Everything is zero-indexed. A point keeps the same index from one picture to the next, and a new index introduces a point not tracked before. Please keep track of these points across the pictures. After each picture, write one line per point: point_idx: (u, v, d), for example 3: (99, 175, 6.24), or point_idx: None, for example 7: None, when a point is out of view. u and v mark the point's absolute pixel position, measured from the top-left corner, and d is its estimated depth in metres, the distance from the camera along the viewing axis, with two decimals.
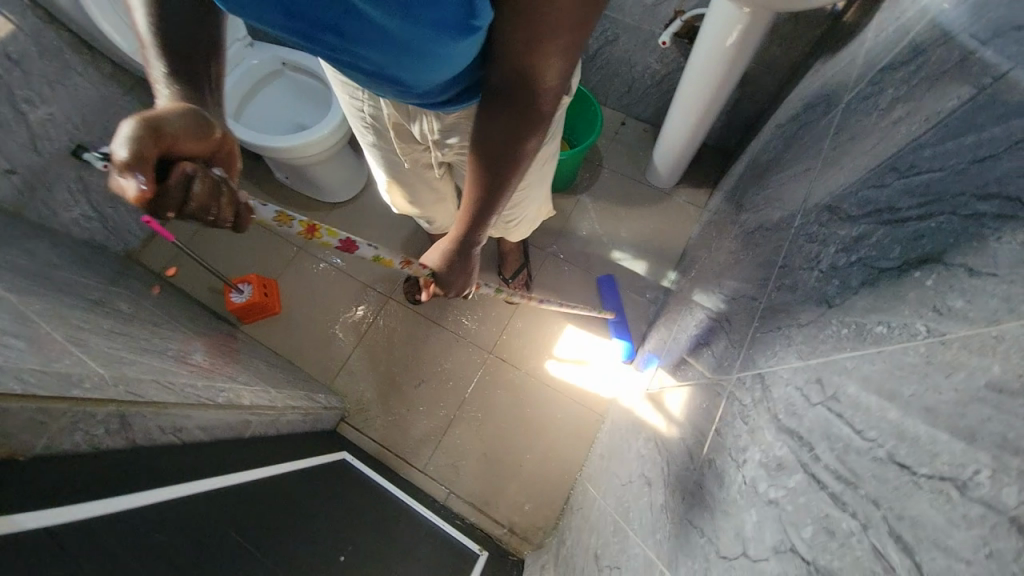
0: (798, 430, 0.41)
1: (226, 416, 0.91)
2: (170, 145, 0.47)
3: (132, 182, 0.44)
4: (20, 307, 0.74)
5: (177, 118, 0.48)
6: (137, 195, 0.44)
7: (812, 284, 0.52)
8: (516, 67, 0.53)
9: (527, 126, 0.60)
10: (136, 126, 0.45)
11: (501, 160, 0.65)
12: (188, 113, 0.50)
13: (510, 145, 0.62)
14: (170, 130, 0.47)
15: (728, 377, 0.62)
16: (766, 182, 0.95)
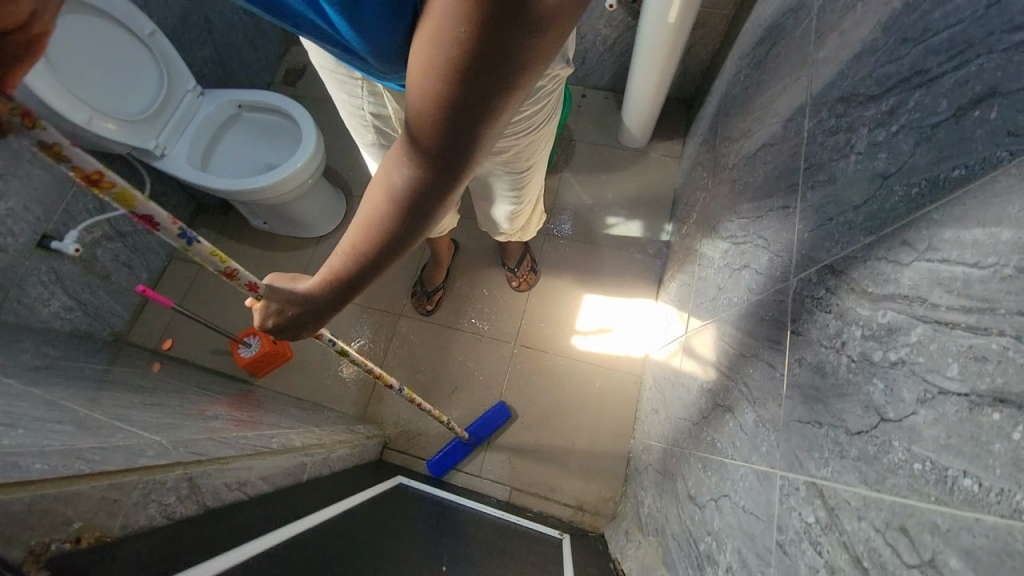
0: (900, 292, 0.42)
1: (283, 462, 0.87)
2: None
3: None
4: (47, 399, 0.69)
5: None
6: None
7: (855, 169, 0.54)
8: (431, 119, 0.38)
9: (436, 191, 0.46)
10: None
11: (399, 226, 0.49)
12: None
13: (412, 208, 0.47)
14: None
15: (785, 283, 0.64)
16: (751, 105, 0.99)
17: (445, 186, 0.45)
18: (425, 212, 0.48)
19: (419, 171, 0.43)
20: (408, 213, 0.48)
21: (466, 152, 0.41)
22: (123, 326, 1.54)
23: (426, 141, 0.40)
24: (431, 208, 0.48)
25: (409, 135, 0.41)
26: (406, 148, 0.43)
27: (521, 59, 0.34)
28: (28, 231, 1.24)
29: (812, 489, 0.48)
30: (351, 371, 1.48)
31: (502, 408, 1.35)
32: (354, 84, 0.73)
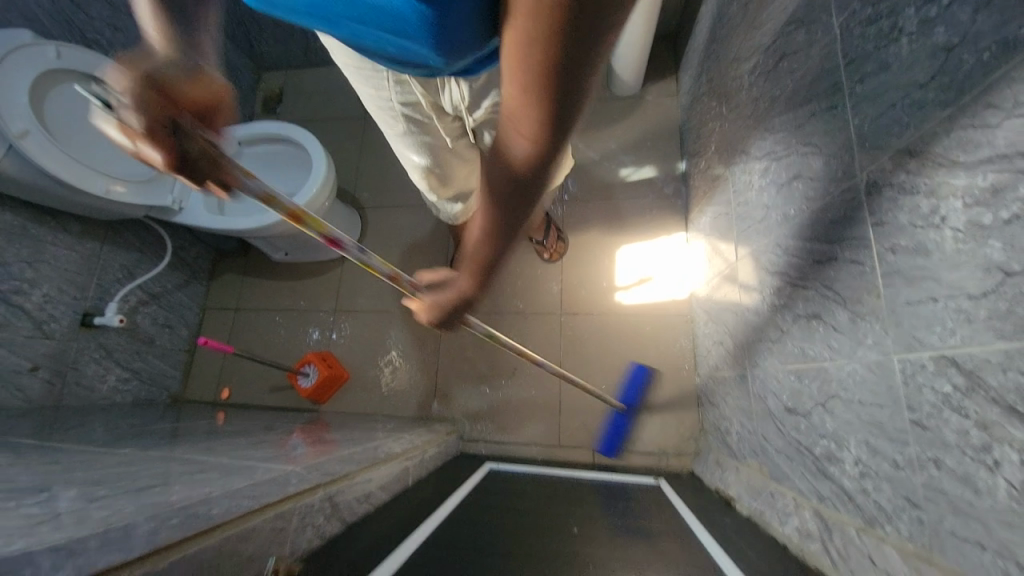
0: (998, 153, 0.44)
1: (391, 470, 0.90)
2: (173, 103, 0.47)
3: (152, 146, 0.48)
4: (171, 457, 0.72)
5: (176, 71, 0.47)
6: (162, 163, 0.49)
7: (910, 50, 0.55)
8: (527, 103, 0.39)
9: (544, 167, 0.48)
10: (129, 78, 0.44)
11: (521, 206, 0.54)
12: (182, 65, 0.48)
13: (522, 186, 0.50)
14: (163, 86, 0.46)
15: (853, 178, 0.65)
16: (756, 20, 0.98)
17: (549, 159, 0.47)
18: (536, 188, 0.51)
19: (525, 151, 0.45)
20: (520, 194, 0.51)
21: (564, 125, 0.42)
22: (177, 387, 1.57)
23: (527, 121, 0.42)
24: (541, 180, 0.50)
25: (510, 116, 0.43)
26: (508, 128, 0.45)
27: (602, 25, 0.32)
28: (70, 313, 1.25)
29: (942, 361, 0.50)
30: (408, 376, 1.51)
31: (643, 370, 1.34)
32: (380, 77, 0.80)
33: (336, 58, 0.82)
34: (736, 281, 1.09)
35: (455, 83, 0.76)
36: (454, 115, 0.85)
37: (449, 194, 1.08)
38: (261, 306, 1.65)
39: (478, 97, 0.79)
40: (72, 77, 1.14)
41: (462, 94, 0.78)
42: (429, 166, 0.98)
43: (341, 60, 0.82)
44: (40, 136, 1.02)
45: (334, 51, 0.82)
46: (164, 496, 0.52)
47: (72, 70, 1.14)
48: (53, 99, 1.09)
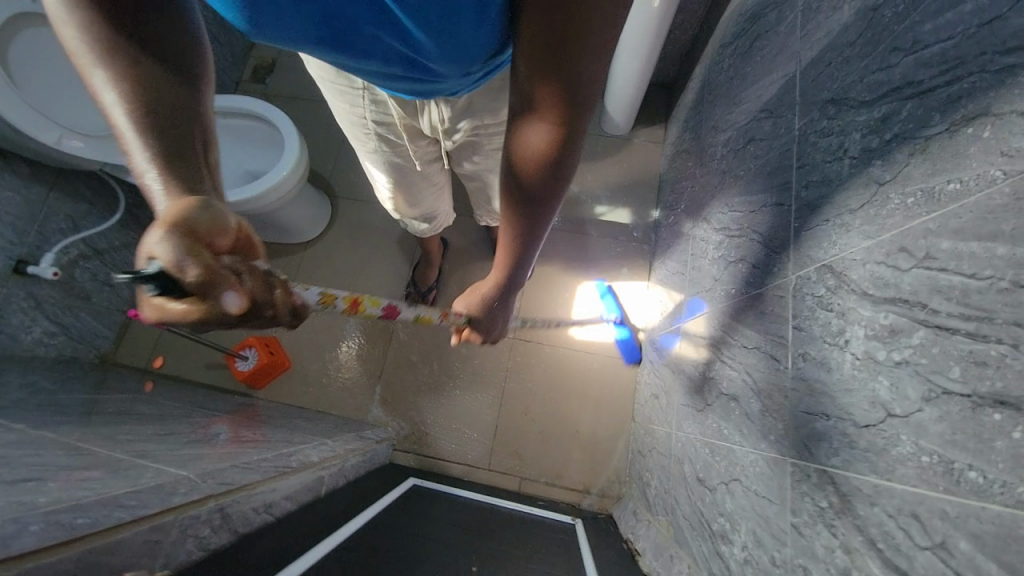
0: (899, 297, 0.46)
1: (303, 480, 0.88)
2: (210, 247, 0.42)
3: (232, 298, 0.43)
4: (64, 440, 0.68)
5: (210, 215, 0.42)
6: (241, 307, 0.44)
7: (850, 173, 0.57)
8: (550, 76, 0.46)
9: (566, 149, 0.53)
10: (173, 238, 0.40)
11: (545, 197, 0.58)
12: (202, 207, 0.42)
13: (546, 172, 0.55)
14: (203, 233, 0.41)
15: (784, 278, 0.68)
16: (738, 97, 1.00)
17: (573, 141, 0.52)
18: (563, 171, 0.55)
19: (551, 132, 0.51)
20: (547, 182, 0.56)
21: (585, 92, 0.47)
22: (108, 348, 1.50)
23: (550, 98, 0.48)
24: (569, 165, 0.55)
25: (534, 99, 0.49)
26: (533, 110, 0.50)
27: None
28: (3, 257, 1.18)
29: (824, 476, 0.52)
30: (350, 375, 1.49)
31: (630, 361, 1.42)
32: (356, 94, 0.78)
33: (311, 70, 0.80)
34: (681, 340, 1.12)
35: (434, 107, 0.75)
36: (431, 137, 0.84)
37: (415, 210, 1.11)
38: None
39: (456, 121, 0.78)
40: (44, 23, 1.12)
41: (440, 117, 0.77)
42: (396, 183, 1.00)
43: (315, 72, 0.80)
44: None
45: (310, 64, 0.80)
46: (32, 496, 0.50)
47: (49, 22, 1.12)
48: (21, 49, 1.07)
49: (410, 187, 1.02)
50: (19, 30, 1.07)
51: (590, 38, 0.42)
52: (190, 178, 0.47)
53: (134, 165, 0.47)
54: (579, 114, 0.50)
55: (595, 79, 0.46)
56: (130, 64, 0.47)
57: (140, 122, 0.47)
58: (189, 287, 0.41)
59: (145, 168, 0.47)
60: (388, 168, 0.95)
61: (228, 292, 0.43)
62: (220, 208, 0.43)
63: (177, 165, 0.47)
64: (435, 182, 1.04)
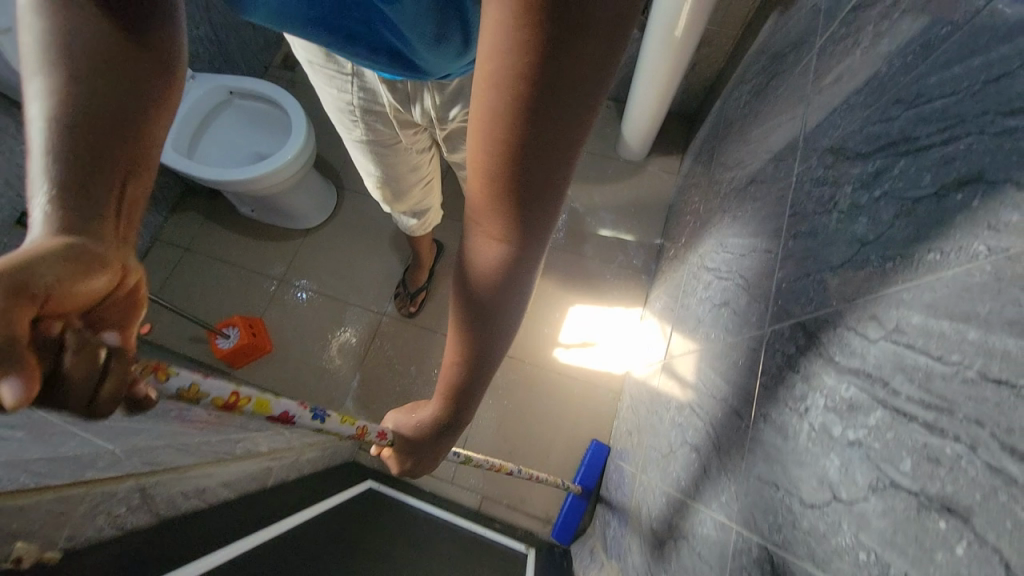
0: (863, 369, 0.42)
1: (247, 469, 0.86)
2: (40, 301, 0.37)
3: (10, 384, 0.31)
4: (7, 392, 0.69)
5: (58, 266, 0.39)
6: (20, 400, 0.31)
7: (836, 227, 0.53)
8: (495, 195, 0.37)
9: (519, 268, 0.44)
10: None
11: (491, 314, 0.49)
12: (59, 257, 0.40)
13: (496, 288, 0.46)
14: (37, 286, 0.37)
15: (760, 331, 0.63)
16: (748, 136, 0.97)
17: (527, 261, 0.44)
18: (515, 290, 0.47)
19: (500, 252, 0.42)
20: (497, 297, 0.47)
21: (537, 218, 0.39)
22: None
23: (499, 219, 0.39)
24: (523, 283, 0.47)
25: (479, 219, 0.41)
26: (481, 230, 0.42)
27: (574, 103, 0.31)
28: (8, 207, 1.21)
29: (764, 554, 0.48)
30: (329, 367, 1.48)
31: (555, 539, 1.23)
32: (344, 78, 0.78)
33: (299, 54, 0.80)
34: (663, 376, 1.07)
35: (427, 92, 0.73)
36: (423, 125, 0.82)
37: (403, 205, 1.10)
38: (211, 254, 1.61)
39: (449, 107, 0.76)
40: None
41: (433, 103, 0.75)
42: (384, 176, 0.99)
43: (303, 56, 0.80)
44: (19, 37, 1.07)
45: (296, 49, 0.80)
46: None
47: None
48: None
49: (398, 181, 1.01)
50: None
51: (543, 160, 0.34)
52: (90, 215, 0.44)
53: (30, 179, 0.44)
54: (533, 237, 0.41)
55: (549, 202, 0.38)
56: (68, 60, 0.45)
57: (54, 138, 0.44)
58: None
59: (38, 185, 0.44)
60: (376, 159, 0.94)
61: (12, 377, 0.31)
62: (84, 256, 0.42)
63: (72, 196, 0.44)
64: (424, 173, 1.03)
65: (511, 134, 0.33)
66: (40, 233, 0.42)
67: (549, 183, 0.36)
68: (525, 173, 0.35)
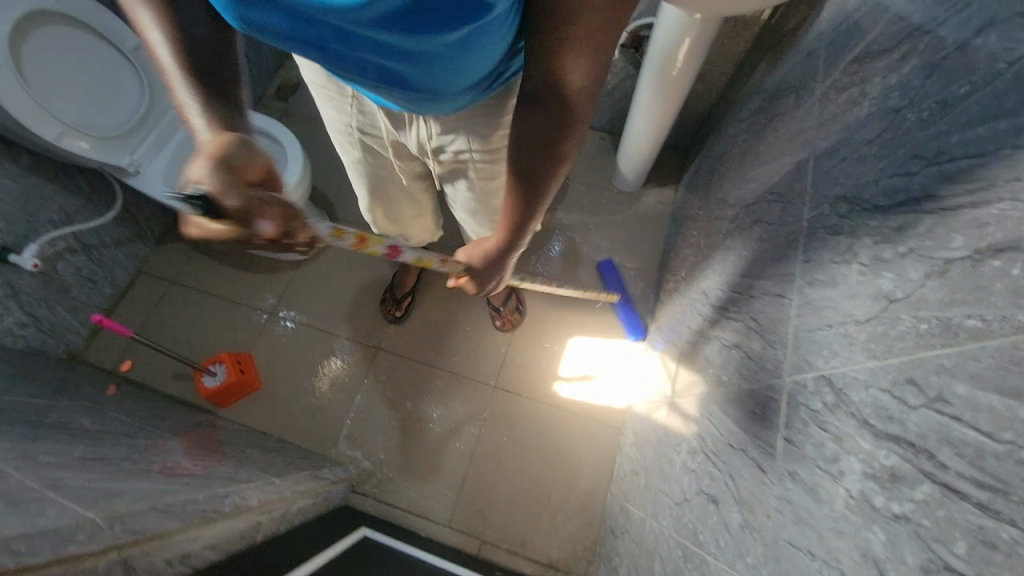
0: (904, 437, 0.41)
1: (236, 527, 0.80)
2: (232, 170, 0.60)
3: (266, 223, 0.60)
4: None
5: (245, 151, 0.62)
6: (275, 232, 0.62)
7: (858, 279, 0.53)
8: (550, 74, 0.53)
9: (564, 135, 0.60)
10: (212, 163, 0.59)
11: (543, 173, 0.65)
12: (237, 141, 0.62)
13: (545, 153, 0.62)
14: (230, 160, 0.60)
15: (778, 380, 0.62)
16: (748, 174, 0.97)
17: (570, 130, 0.59)
18: (563, 153, 0.62)
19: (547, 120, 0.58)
20: (548, 158, 0.62)
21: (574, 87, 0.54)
22: (78, 344, 1.46)
23: (548, 91, 0.54)
24: (567, 148, 0.62)
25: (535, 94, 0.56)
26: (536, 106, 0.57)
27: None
28: None
29: None
30: (321, 403, 1.43)
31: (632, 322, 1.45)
32: (346, 101, 0.83)
33: (306, 74, 0.84)
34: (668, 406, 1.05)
35: (423, 121, 0.77)
36: (418, 152, 0.86)
37: (391, 224, 1.14)
38: (200, 287, 1.56)
39: (443, 138, 0.81)
40: (53, 18, 1.12)
41: (430, 133, 0.79)
42: (377, 194, 1.03)
43: (309, 75, 0.84)
44: (5, 68, 1.02)
45: (303, 66, 0.83)
46: None
47: (57, 14, 1.13)
48: (33, 43, 1.09)
49: (389, 199, 1.05)
50: (35, 21, 1.09)
51: (582, 28, 0.48)
52: (227, 116, 0.66)
53: (186, 108, 0.65)
54: (577, 104, 0.56)
55: (585, 69, 0.52)
56: (190, 65, 0.64)
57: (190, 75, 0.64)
58: (230, 208, 0.59)
59: (190, 103, 0.65)
60: (370, 176, 0.99)
61: (264, 217, 0.60)
62: (251, 145, 0.63)
63: (218, 108, 0.65)
64: (412, 198, 1.07)
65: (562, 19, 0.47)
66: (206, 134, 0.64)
67: (584, 53, 0.50)
68: (565, 45, 0.49)
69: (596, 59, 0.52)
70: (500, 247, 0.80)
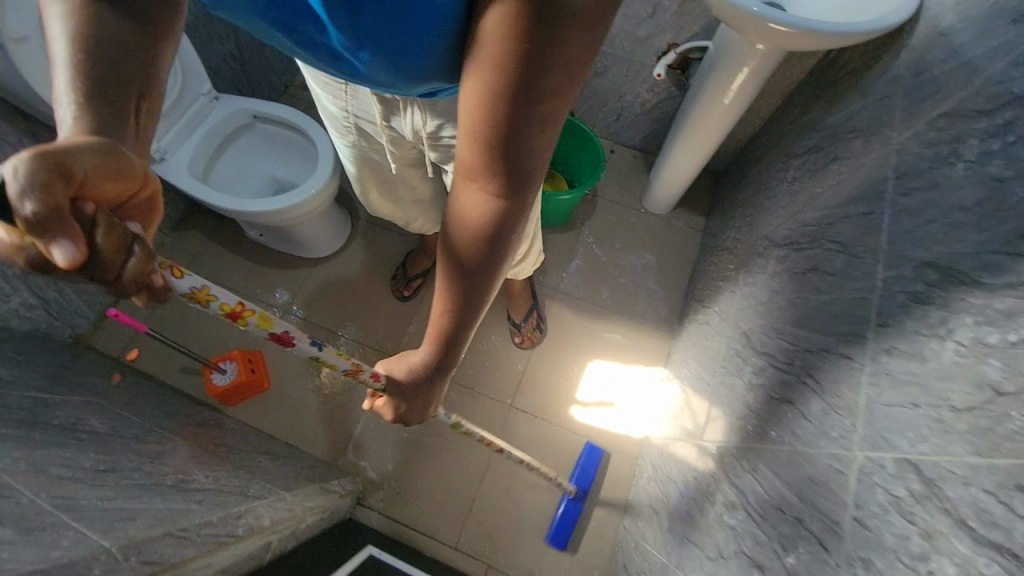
0: (1010, 548, 0.39)
1: (246, 551, 0.76)
2: (77, 183, 0.41)
3: (61, 248, 0.37)
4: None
5: (99, 159, 0.42)
6: (68, 263, 0.37)
7: (953, 360, 0.49)
8: (484, 145, 0.46)
9: (510, 218, 0.52)
10: (33, 159, 0.38)
11: (479, 265, 0.55)
12: (100, 146, 0.43)
13: (489, 239, 0.53)
14: (74, 166, 0.40)
15: (846, 452, 0.58)
16: (800, 215, 0.93)
17: (511, 211, 0.52)
18: (502, 239, 0.54)
19: (486, 198, 0.50)
20: (485, 245, 0.54)
21: (515, 168, 0.47)
22: (85, 329, 1.42)
23: (485, 166, 0.48)
24: (509, 236, 0.54)
25: (471, 170, 0.50)
26: (474, 181, 0.50)
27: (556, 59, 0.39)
28: None
29: None
30: (331, 409, 1.38)
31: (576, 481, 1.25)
32: (338, 86, 0.83)
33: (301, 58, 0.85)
34: (696, 444, 1.02)
35: (414, 109, 0.76)
36: (412, 141, 0.84)
37: (392, 207, 1.14)
38: (212, 277, 1.52)
39: (434, 128, 0.78)
40: None
41: (424, 122, 0.77)
42: (379, 179, 1.04)
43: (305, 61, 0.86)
44: (35, 46, 0.99)
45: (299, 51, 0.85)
46: None
47: None
48: None
49: (390, 184, 1.06)
50: None
51: (525, 106, 0.42)
52: (115, 125, 0.51)
53: (57, 96, 0.50)
54: (518, 187, 0.50)
55: (528, 149, 0.46)
56: (84, 48, 0.50)
57: (75, 56, 0.50)
58: (23, 219, 0.36)
59: (63, 94, 0.50)
60: (366, 161, 0.99)
61: (64, 239, 0.37)
62: (118, 155, 0.44)
63: (100, 106, 0.50)
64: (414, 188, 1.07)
65: (501, 93, 0.41)
66: (68, 133, 0.49)
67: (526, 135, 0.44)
68: (505, 121, 0.43)
69: (540, 142, 0.46)
70: (429, 364, 0.65)
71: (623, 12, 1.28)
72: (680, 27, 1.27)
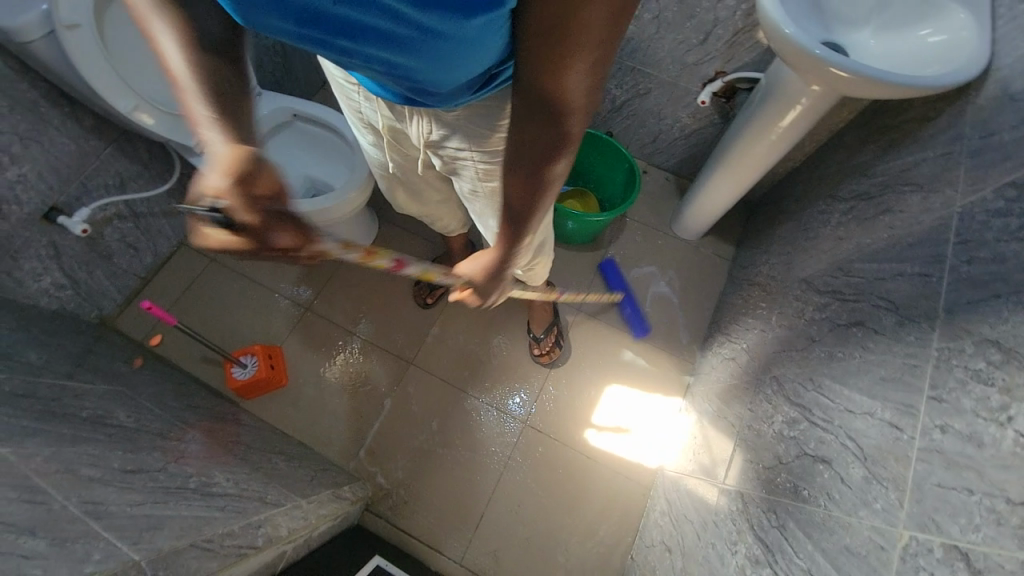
0: None
1: (261, 561, 0.76)
2: (248, 186, 0.54)
3: (279, 237, 0.57)
4: (24, 452, 0.61)
5: (263, 164, 0.56)
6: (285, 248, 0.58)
7: (1013, 449, 0.47)
8: (540, 86, 0.46)
9: (548, 157, 0.54)
10: (227, 182, 0.54)
11: (537, 190, 0.59)
12: (251, 155, 0.55)
13: (529, 173, 0.57)
14: (246, 176, 0.54)
15: (891, 531, 0.56)
16: (846, 263, 0.91)
17: (562, 146, 0.53)
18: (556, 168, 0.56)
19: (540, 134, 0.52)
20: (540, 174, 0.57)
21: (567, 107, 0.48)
22: (111, 311, 1.43)
23: (539, 105, 0.49)
24: (552, 173, 0.57)
25: (525, 110, 0.50)
26: (527, 120, 0.51)
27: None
28: (37, 200, 1.15)
29: None
30: (345, 411, 1.38)
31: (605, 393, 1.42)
32: (350, 88, 0.81)
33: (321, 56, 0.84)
34: (714, 484, 1.01)
35: (419, 118, 0.74)
36: (417, 147, 0.82)
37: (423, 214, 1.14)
38: (237, 269, 1.53)
39: (440, 136, 0.76)
40: None
41: (427, 130, 0.75)
42: (408, 187, 1.04)
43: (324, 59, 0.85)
44: (88, 32, 0.97)
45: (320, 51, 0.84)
46: None
47: None
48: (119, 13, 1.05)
49: (416, 189, 1.05)
50: None
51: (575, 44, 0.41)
52: (239, 128, 0.62)
53: (197, 120, 0.61)
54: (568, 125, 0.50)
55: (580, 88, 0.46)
56: (198, 71, 0.61)
57: (198, 81, 0.61)
58: (241, 226, 0.54)
59: (202, 115, 0.61)
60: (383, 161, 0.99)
61: (275, 233, 0.56)
62: (262, 159, 0.56)
63: (225, 116, 0.61)
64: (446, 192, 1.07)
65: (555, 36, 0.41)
66: (217, 143, 0.59)
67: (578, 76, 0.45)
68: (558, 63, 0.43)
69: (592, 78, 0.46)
70: (494, 263, 0.73)
71: (673, 36, 1.26)
72: (730, 56, 1.25)
